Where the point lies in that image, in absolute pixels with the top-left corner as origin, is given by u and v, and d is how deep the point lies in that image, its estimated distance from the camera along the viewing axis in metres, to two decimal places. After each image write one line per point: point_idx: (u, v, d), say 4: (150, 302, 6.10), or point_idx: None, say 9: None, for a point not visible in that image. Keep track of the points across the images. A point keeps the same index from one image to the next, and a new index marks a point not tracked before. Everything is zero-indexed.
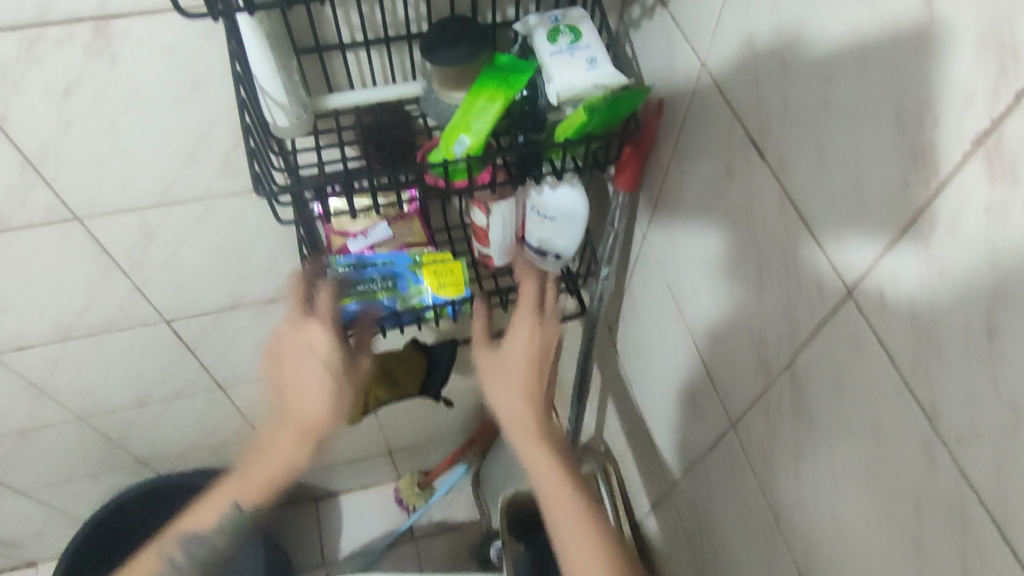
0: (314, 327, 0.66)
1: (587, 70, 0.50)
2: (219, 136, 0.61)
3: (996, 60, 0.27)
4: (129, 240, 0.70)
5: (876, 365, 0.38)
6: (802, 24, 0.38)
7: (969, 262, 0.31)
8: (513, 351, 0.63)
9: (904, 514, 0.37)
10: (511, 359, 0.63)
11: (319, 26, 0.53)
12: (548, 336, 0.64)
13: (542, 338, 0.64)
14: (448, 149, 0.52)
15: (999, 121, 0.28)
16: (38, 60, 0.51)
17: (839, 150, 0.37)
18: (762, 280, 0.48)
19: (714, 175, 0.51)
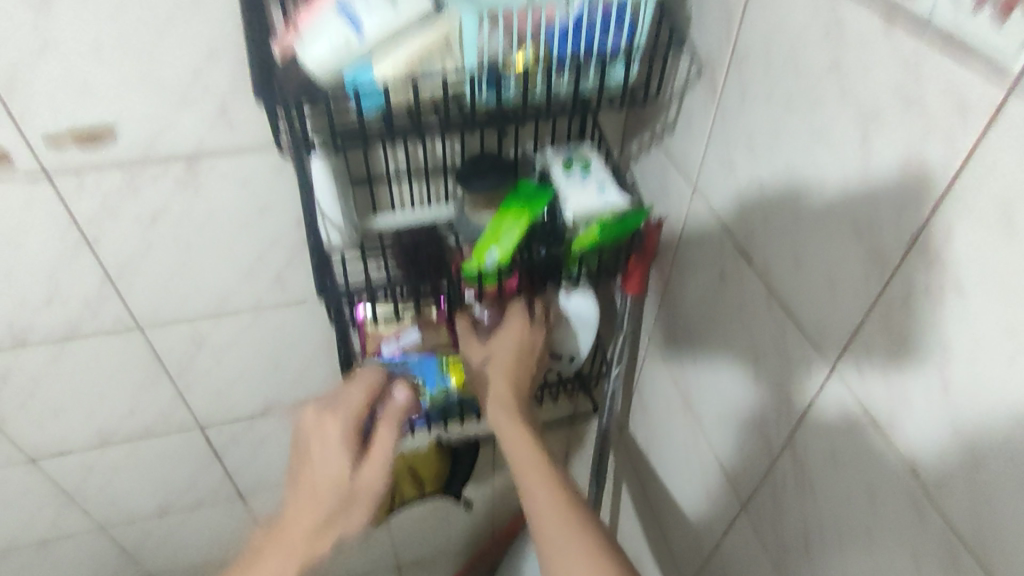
0: (331, 426, 0.59)
1: (598, 194, 0.60)
2: (275, 253, 0.70)
3: (917, 180, 0.36)
4: (182, 348, 0.77)
5: (863, 431, 0.44)
6: (772, 155, 0.47)
7: (924, 336, 0.38)
8: (500, 346, 0.66)
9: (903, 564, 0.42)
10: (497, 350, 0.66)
11: (371, 161, 0.64)
12: (535, 338, 0.66)
13: (531, 352, 0.66)
14: (480, 260, 0.61)
15: (927, 224, 0.36)
16: (135, 191, 0.61)
17: (812, 251, 0.45)
18: (758, 366, 0.54)
19: (710, 278, 0.59)
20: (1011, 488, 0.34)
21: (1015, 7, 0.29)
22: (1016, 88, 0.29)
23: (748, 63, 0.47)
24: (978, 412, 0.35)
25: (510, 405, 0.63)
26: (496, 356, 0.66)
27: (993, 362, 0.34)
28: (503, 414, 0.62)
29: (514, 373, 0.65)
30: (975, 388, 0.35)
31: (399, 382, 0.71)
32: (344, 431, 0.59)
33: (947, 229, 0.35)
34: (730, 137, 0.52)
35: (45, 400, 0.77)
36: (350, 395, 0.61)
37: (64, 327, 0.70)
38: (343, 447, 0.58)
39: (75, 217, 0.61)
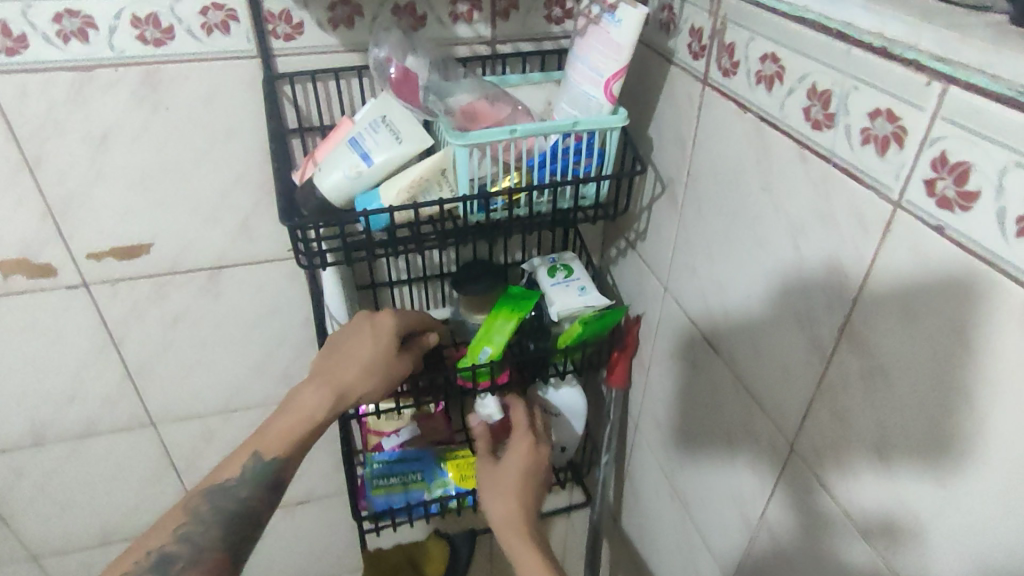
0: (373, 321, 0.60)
1: (579, 295, 0.67)
2: (284, 352, 0.76)
3: (838, 280, 0.42)
4: (191, 442, 0.81)
5: (823, 505, 0.48)
6: (726, 259, 0.54)
7: (859, 415, 0.43)
8: (509, 468, 0.66)
9: None
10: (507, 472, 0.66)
11: (375, 269, 0.71)
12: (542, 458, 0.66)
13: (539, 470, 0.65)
14: (474, 356, 0.67)
15: (850, 318, 0.42)
16: (162, 297, 0.68)
17: (766, 343, 0.51)
18: (731, 450, 0.59)
19: (684, 368, 0.65)
20: (947, 547, 0.39)
21: (890, 144, 0.37)
22: (899, 209, 0.37)
23: (701, 183, 0.56)
24: (909, 480, 0.40)
25: (522, 529, 0.60)
26: (506, 476, 0.65)
27: (915, 434, 0.39)
28: (515, 540, 0.59)
29: (523, 496, 0.64)
30: (904, 459, 0.40)
31: (399, 474, 0.77)
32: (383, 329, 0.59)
33: (864, 321, 0.41)
34: (691, 244, 0.59)
35: (56, 495, 0.80)
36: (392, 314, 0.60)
37: (83, 423, 0.75)
38: (378, 337, 0.59)
39: (105, 320, 0.68)
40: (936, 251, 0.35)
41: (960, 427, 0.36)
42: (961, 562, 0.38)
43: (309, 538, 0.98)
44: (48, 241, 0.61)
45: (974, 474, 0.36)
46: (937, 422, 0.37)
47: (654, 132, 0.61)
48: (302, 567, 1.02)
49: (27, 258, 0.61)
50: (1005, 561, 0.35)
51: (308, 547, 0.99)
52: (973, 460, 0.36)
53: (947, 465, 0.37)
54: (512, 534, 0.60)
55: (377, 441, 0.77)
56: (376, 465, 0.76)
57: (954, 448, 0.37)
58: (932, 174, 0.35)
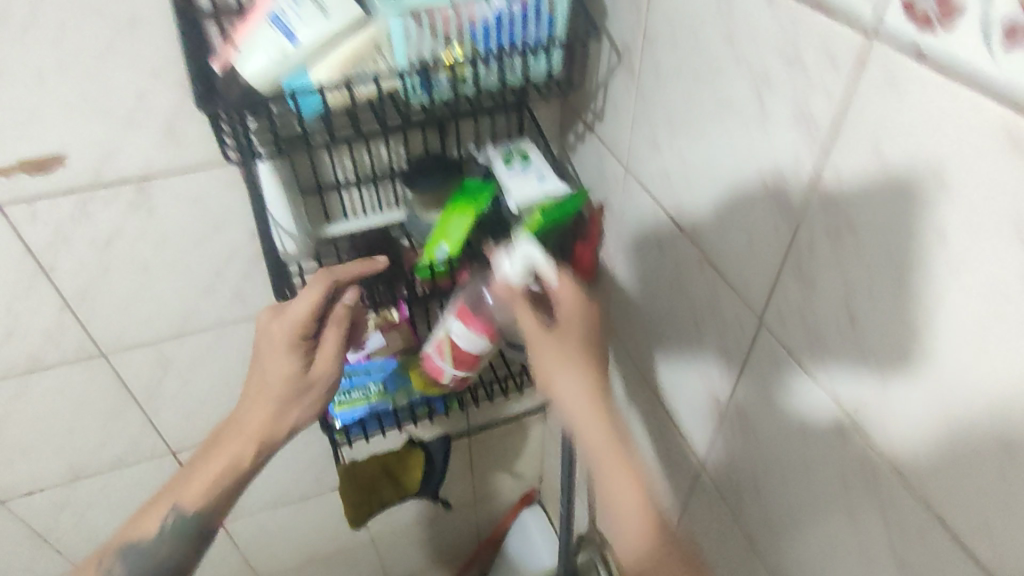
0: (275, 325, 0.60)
1: (538, 184, 0.64)
2: (232, 269, 0.71)
3: (807, 131, 0.40)
4: (147, 372, 0.78)
5: (791, 372, 0.47)
6: (688, 127, 0.51)
7: (828, 274, 0.41)
8: (567, 338, 0.55)
9: (836, 489, 0.46)
10: (565, 343, 0.54)
11: (319, 171, 0.66)
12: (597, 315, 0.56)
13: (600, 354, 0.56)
14: (431, 254, 0.63)
15: (819, 172, 0.40)
16: (88, 216, 0.62)
17: (731, 212, 0.49)
18: (699, 331, 0.58)
19: (648, 252, 0.62)
20: (914, 398, 0.38)
21: None
22: (874, 40, 0.33)
23: (660, 46, 0.51)
24: (879, 335, 0.39)
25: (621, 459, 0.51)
26: (568, 354, 0.54)
27: (886, 286, 0.37)
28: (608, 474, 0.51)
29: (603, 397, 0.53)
30: (871, 313, 0.39)
31: (360, 389, 0.75)
32: (286, 334, 0.59)
33: (834, 173, 0.38)
34: (651, 118, 0.55)
35: (12, 437, 0.77)
36: (292, 307, 0.59)
37: (25, 359, 0.71)
38: (283, 351, 0.60)
39: (29, 246, 0.62)
40: (913, 80, 0.32)
41: (932, 272, 0.34)
42: (927, 413, 0.37)
43: (286, 459, 0.97)
44: None
45: (944, 320, 0.34)
46: (908, 270, 0.35)
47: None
48: (283, 488, 1.02)
49: None
50: (975, 406, 0.34)
51: (285, 468, 0.99)
52: (944, 305, 0.34)
53: (917, 314, 0.36)
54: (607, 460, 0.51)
55: None
56: None
57: (925, 294, 0.35)
58: None
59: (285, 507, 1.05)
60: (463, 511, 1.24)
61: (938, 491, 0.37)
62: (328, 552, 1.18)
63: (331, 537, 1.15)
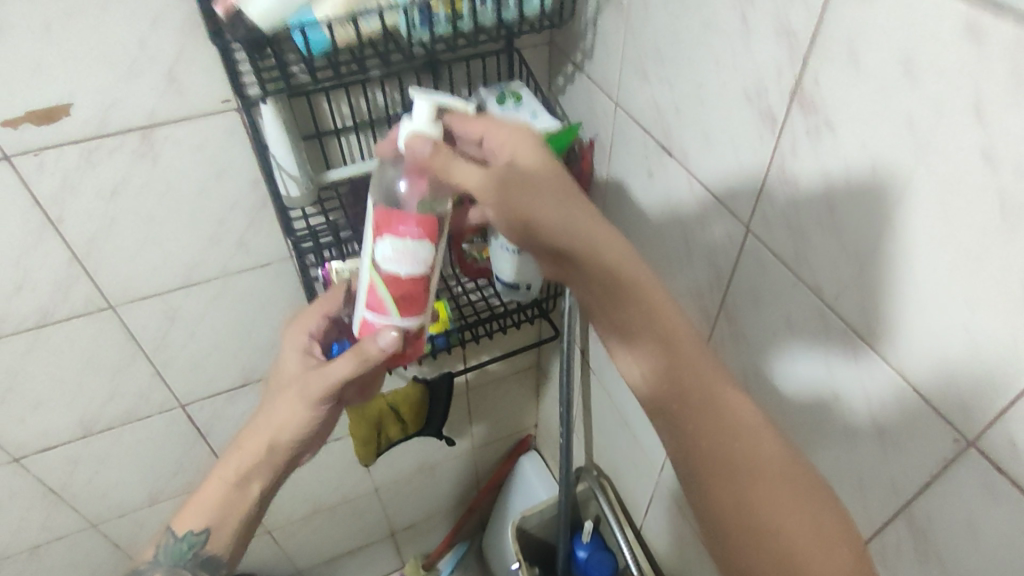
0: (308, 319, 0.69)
1: (532, 120, 0.66)
2: (235, 218, 0.74)
3: (787, 43, 0.43)
4: (155, 324, 0.80)
5: (778, 275, 0.51)
6: (674, 53, 0.54)
7: (811, 174, 0.45)
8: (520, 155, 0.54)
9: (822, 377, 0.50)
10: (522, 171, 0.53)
11: (318, 117, 0.68)
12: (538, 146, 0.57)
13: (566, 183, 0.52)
14: None
15: (800, 81, 0.43)
16: (94, 166, 0.64)
17: (718, 130, 0.52)
18: (690, 251, 0.62)
19: (639, 180, 0.66)
20: (886, 278, 0.42)
21: None
22: None
23: None
24: (858, 225, 0.43)
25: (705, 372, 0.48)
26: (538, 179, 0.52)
27: (860, 180, 0.41)
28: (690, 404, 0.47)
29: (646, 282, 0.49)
30: (848, 207, 0.43)
31: None
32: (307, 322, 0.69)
33: (814, 79, 0.42)
34: (638, 48, 0.58)
35: (24, 393, 0.79)
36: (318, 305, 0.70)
37: (36, 313, 0.72)
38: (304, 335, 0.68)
39: (37, 198, 0.64)
40: None
41: (901, 160, 0.38)
42: (895, 289, 0.41)
43: None
44: None
45: (911, 202, 0.38)
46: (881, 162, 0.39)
47: None
48: None
49: None
50: (939, 277, 0.38)
51: None
52: (912, 188, 0.38)
53: (888, 200, 0.40)
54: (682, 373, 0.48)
55: None
56: None
57: (895, 181, 0.39)
58: None
59: None
60: (462, 458, 1.28)
61: (910, 360, 0.42)
62: (333, 502, 1.22)
63: (336, 487, 1.19)
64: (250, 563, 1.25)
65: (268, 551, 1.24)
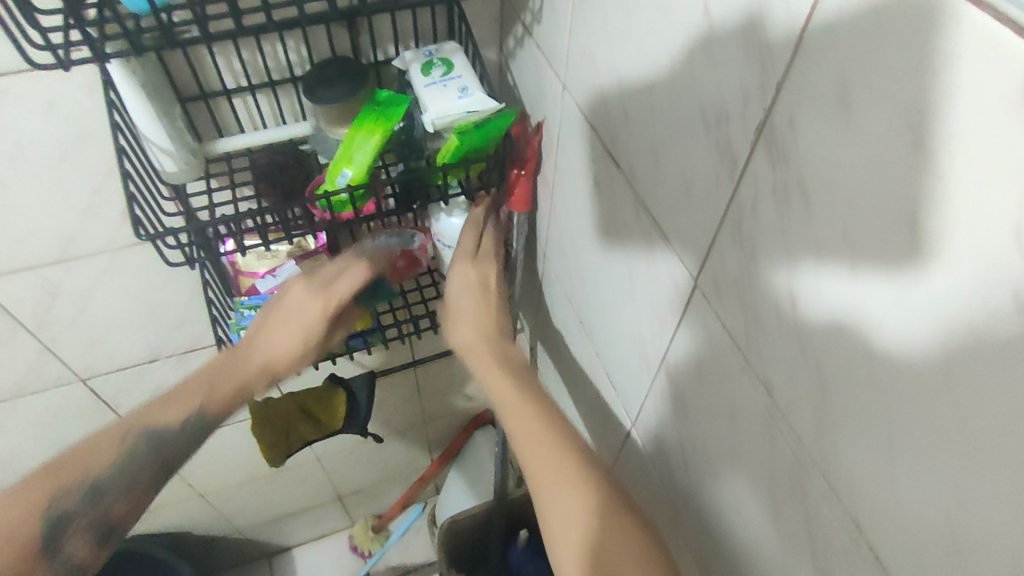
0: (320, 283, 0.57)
1: (459, 99, 0.53)
2: (112, 189, 0.62)
3: (760, 60, 0.30)
4: (33, 298, 0.69)
5: (725, 346, 0.41)
6: (629, 39, 0.41)
7: (771, 243, 0.34)
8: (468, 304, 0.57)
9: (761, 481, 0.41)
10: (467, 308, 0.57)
11: (201, 74, 0.56)
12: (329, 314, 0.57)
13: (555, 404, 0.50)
14: (332, 181, 0.54)
15: (769, 114, 0.31)
16: None
17: (669, 150, 0.40)
18: (635, 284, 0.51)
19: (585, 187, 0.54)
20: (857, 397, 0.31)
21: None
22: None
23: None
24: (825, 326, 0.32)
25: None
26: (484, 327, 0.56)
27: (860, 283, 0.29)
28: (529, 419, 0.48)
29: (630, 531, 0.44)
30: (833, 307, 0.31)
31: None
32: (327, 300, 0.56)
33: (788, 117, 0.30)
34: (590, 30, 0.45)
35: None
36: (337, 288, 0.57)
37: None
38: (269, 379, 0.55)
39: None
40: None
41: (891, 256, 0.27)
42: (836, 302, 0.31)
43: None
44: None
45: (904, 317, 0.27)
46: (862, 253, 0.28)
47: None
48: None
49: None
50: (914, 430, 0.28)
51: None
52: (905, 302, 0.27)
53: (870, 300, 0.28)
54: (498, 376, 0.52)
55: (250, 283, 0.68)
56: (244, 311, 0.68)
57: (899, 304, 0.27)
58: None
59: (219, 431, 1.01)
60: (412, 432, 1.22)
61: (873, 514, 0.32)
62: (272, 471, 1.16)
63: None
64: (186, 523, 1.20)
65: (205, 513, 1.19)
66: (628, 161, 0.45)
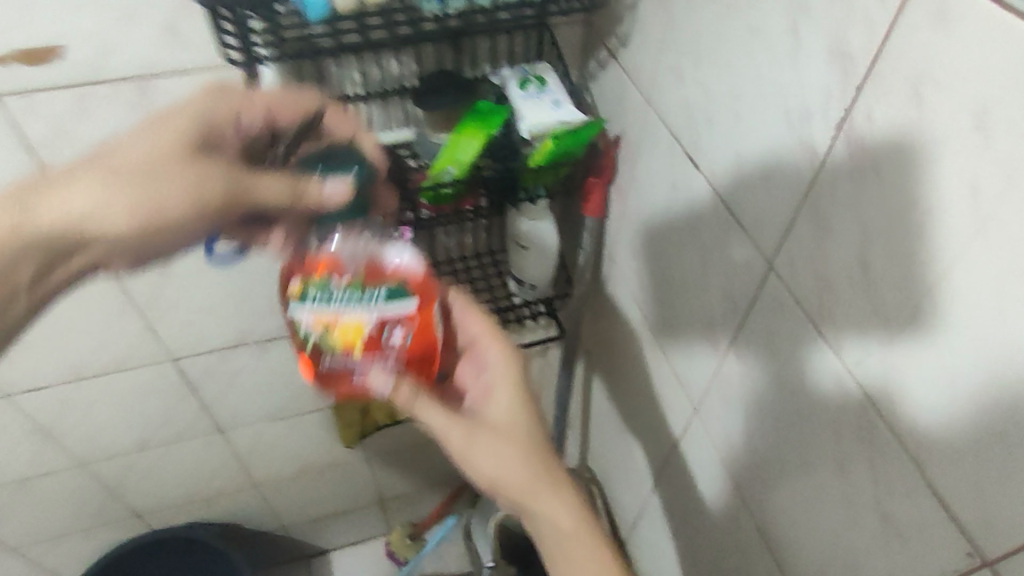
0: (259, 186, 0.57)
1: (553, 110, 0.61)
2: None
3: (841, 67, 0.37)
4: (147, 277, 0.77)
5: (795, 320, 0.47)
6: (716, 56, 0.48)
7: (845, 221, 0.40)
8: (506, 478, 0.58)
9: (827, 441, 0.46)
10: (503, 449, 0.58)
11: (327, 82, 0.65)
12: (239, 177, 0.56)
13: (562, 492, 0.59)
14: (437, 176, 0.61)
15: (849, 112, 0.37)
16: (87, 113, 0.60)
17: (750, 150, 0.47)
18: (705, 275, 0.57)
19: (662, 189, 0.60)
20: (924, 348, 0.36)
21: None
22: None
23: None
24: (894, 287, 0.37)
25: None
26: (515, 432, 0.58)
27: (892, 296, 0.38)
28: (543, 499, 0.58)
29: None
30: (867, 372, 0.41)
31: None
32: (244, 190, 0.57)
33: (866, 112, 0.36)
34: (679, 48, 0.53)
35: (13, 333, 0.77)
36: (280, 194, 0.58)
37: None
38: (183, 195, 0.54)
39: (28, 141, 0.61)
40: (966, 12, 0.29)
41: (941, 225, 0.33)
42: (870, 368, 0.41)
43: (284, 375, 0.99)
44: None
45: (947, 274, 0.34)
46: (924, 232, 0.35)
47: None
48: (282, 401, 1.03)
49: None
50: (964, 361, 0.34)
51: (280, 384, 1.00)
52: (950, 262, 0.34)
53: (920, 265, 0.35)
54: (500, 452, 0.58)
55: None
56: None
57: (921, 381, 0.37)
58: None
59: (283, 421, 1.07)
60: None
61: (934, 451, 0.38)
62: (324, 466, 1.21)
63: (329, 452, 1.18)
64: (238, 514, 1.25)
65: (257, 505, 1.24)
66: (707, 161, 0.52)
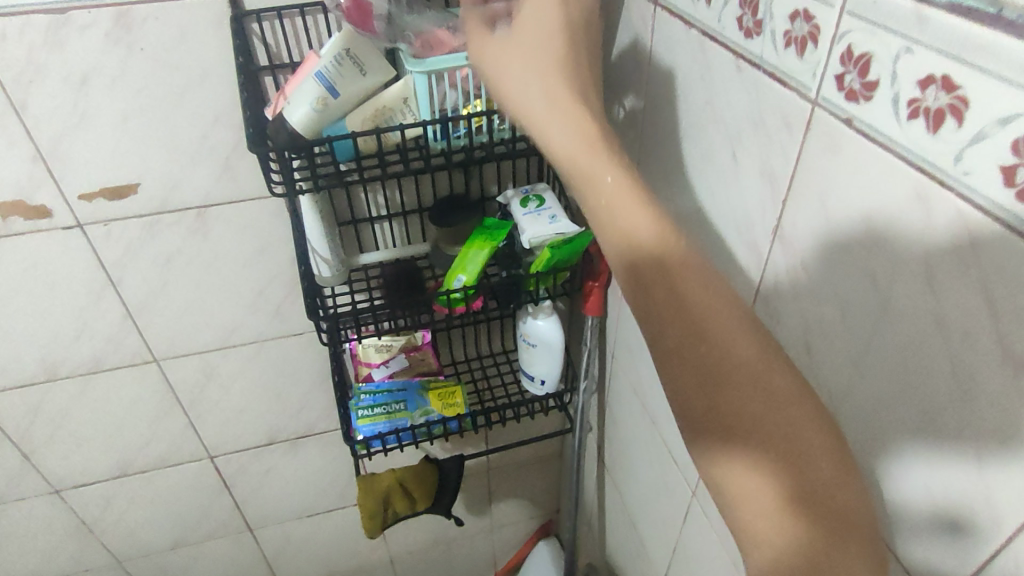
0: None
1: (550, 223, 0.68)
2: (274, 290, 0.80)
3: (770, 185, 0.44)
4: (193, 378, 0.85)
5: None
6: (679, 176, 0.56)
7: (791, 310, 0.46)
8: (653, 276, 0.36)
9: None
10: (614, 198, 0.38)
11: (355, 205, 0.75)
12: None
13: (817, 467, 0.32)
14: (450, 283, 0.70)
15: (780, 221, 0.44)
16: (153, 236, 0.71)
17: (714, 253, 0.53)
18: None
19: None
20: (863, 421, 0.41)
21: (807, 44, 0.38)
22: (816, 107, 0.38)
23: (657, 102, 0.57)
24: (832, 364, 0.43)
25: (802, 460, 0.33)
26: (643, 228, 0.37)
27: (832, 371, 0.43)
28: (662, 287, 0.35)
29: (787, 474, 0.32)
30: (926, 490, 0.38)
31: (381, 403, 0.81)
32: None
33: (791, 221, 0.43)
34: (651, 168, 0.61)
35: (70, 431, 0.85)
36: None
37: (90, 361, 0.79)
38: None
39: (102, 261, 0.71)
40: (847, 142, 0.36)
41: (891, 350, 0.37)
42: (939, 494, 0.37)
43: (311, 472, 1.03)
44: (40, 182, 0.64)
45: (964, 432, 0.34)
46: (864, 337, 0.39)
47: (615, 59, 0.63)
48: (308, 499, 1.07)
49: (22, 200, 0.65)
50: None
51: (308, 480, 1.05)
52: (964, 422, 0.34)
53: (923, 405, 0.36)
54: (620, 195, 0.38)
55: (367, 372, 0.82)
56: (362, 397, 0.81)
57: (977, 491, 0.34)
58: (841, 69, 0.36)
59: (309, 520, 1.11)
60: (479, 537, 1.27)
61: (890, 514, 0.41)
62: (348, 567, 1.22)
63: (353, 552, 1.20)
64: None
65: None
66: None
